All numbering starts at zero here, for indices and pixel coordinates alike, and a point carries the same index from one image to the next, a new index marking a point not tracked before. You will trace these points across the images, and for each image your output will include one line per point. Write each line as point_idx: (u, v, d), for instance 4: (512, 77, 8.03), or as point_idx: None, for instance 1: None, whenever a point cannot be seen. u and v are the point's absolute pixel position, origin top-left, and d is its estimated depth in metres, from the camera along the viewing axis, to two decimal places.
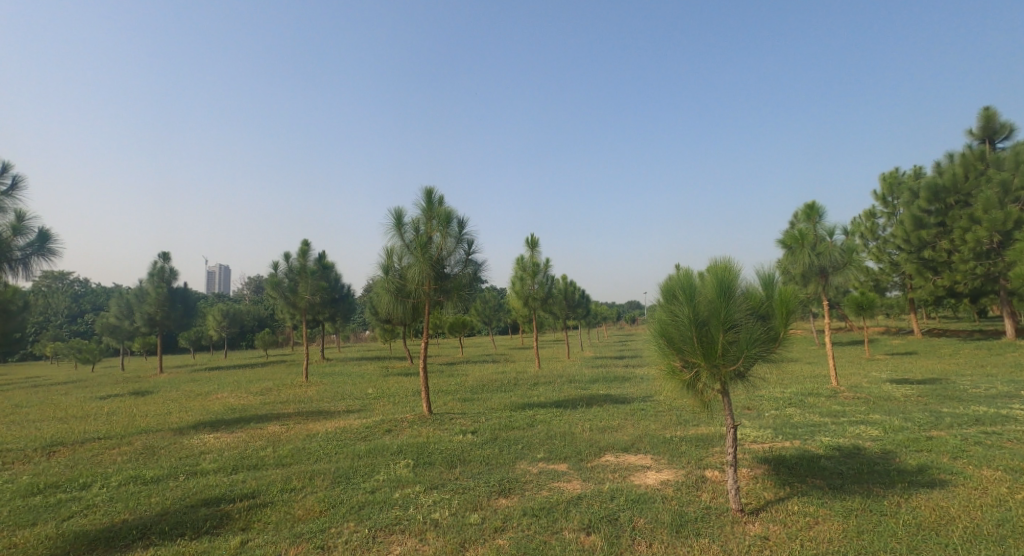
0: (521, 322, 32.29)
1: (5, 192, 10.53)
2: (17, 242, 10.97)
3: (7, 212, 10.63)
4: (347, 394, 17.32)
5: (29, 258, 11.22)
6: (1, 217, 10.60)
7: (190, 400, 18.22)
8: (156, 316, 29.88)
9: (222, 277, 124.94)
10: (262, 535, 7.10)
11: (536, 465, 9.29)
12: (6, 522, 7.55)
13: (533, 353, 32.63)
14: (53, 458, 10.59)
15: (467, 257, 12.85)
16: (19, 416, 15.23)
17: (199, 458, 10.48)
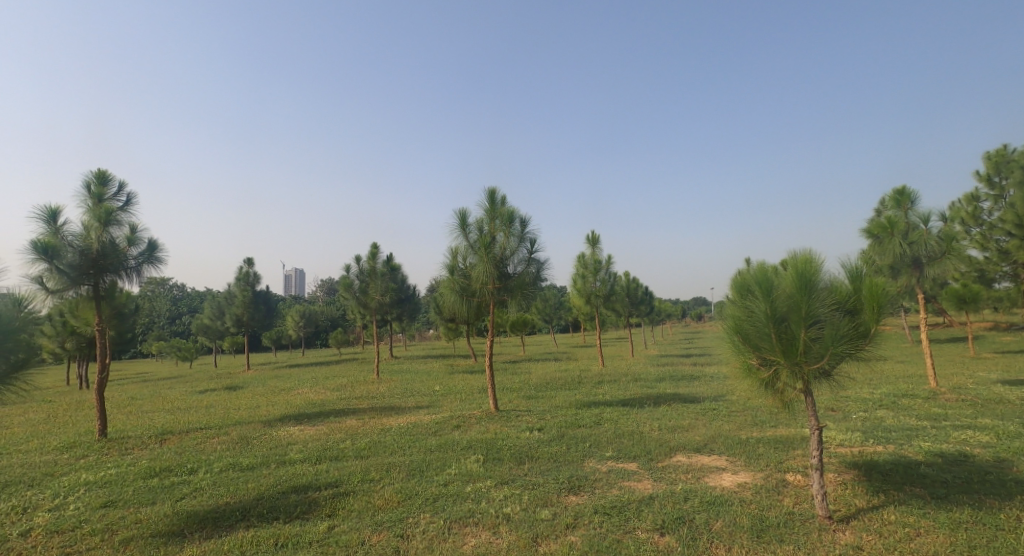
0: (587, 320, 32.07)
1: (121, 206, 11.78)
2: (131, 251, 12.12)
3: (121, 225, 11.83)
4: (416, 391, 17.83)
5: (142, 266, 12.33)
6: (117, 229, 11.84)
7: (275, 395, 19.39)
8: (243, 317, 31.88)
9: (298, 281, 132.02)
10: (346, 521, 7.47)
11: (605, 463, 9.25)
12: (129, 500, 8.33)
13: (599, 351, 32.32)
14: (163, 445, 11.60)
15: (530, 256, 12.90)
16: (134, 407, 16.79)
17: (288, 448, 11.17)
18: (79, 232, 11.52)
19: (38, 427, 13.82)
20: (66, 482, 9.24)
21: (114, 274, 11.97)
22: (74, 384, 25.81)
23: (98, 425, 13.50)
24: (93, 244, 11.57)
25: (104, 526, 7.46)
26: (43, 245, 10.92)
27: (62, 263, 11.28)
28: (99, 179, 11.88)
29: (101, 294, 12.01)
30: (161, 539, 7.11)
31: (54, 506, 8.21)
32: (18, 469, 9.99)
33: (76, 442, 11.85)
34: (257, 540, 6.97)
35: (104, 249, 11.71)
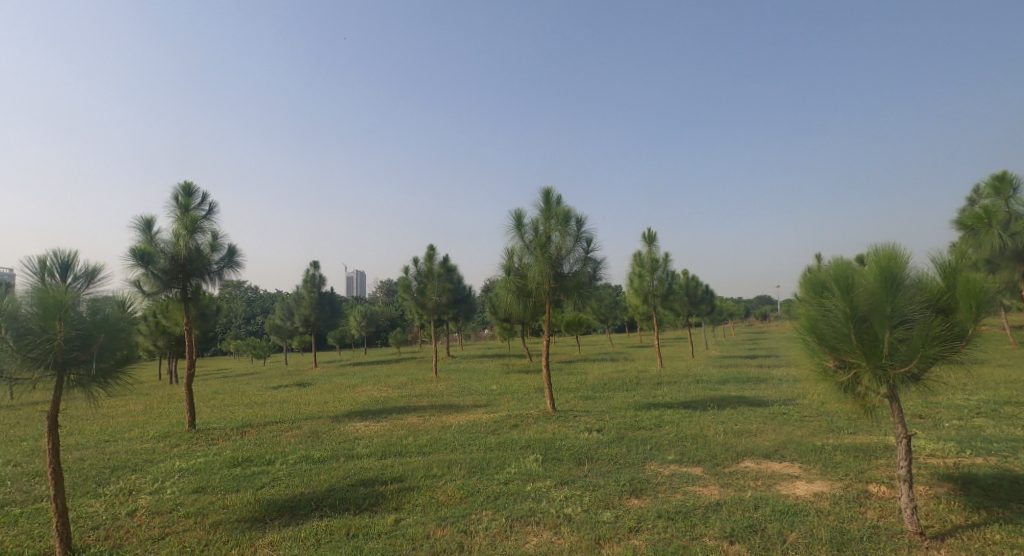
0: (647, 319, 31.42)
1: (206, 216, 12.58)
2: (213, 257, 12.93)
3: (205, 233, 12.62)
4: (473, 389, 17.99)
5: (222, 271, 13.14)
6: (201, 237, 12.64)
7: (340, 391, 20.06)
8: (310, 317, 33.26)
9: (359, 281, 136.42)
10: (412, 515, 7.60)
11: (668, 467, 8.99)
12: (216, 487, 8.83)
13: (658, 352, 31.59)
14: (243, 436, 12.21)
15: (586, 255, 12.73)
16: (215, 400, 17.86)
17: (355, 442, 11.53)
18: (169, 241, 12.35)
19: (134, 417, 14.90)
20: (161, 468, 9.89)
21: (199, 278, 12.80)
22: (164, 378, 27.70)
23: (186, 417, 14.42)
24: (183, 251, 12.41)
25: (195, 510, 7.94)
26: (139, 252, 11.89)
27: (155, 269, 12.20)
28: (185, 191, 12.79)
29: (188, 297, 12.86)
30: (245, 524, 7.49)
31: (153, 489, 8.82)
32: (120, 454, 10.79)
33: (169, 432, 12.70)
34: (330, 530, 7.21)
35: (191, 255, 12.54)
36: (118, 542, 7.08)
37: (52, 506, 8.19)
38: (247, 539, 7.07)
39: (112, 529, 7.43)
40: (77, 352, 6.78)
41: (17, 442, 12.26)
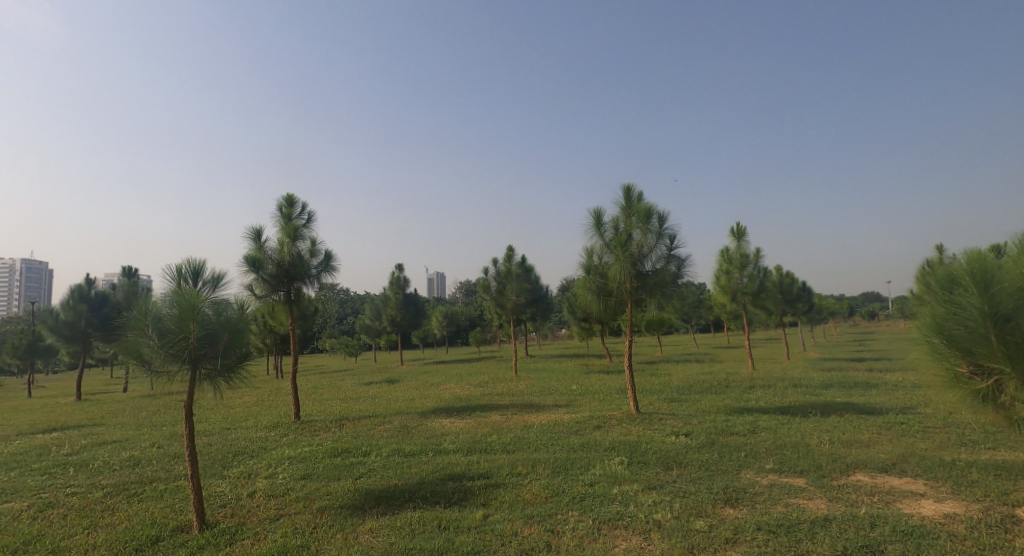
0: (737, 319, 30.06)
1: (306, 224, 13.50)
2: (312, 262, 13.80)
3: (305, 240, 13.58)
4: (554, 389, 17.93)
5: (321, 274, 13.98)
6: (301, 243, 13.60)
7: (425, 388, 20.69)
8: (396, 318, 34.62)
9: (441, 282, 140.28)
10: (500, 511, 7.68)
11: (765, 476, 8.47)
12: (321, 475, 9.38)
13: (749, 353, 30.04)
14: (340, 429, 12.87)
15: (670, 252, 12.24)
16: (314, 395, 19.01)
17: (441, 438, 11.83)
18: (275, 247, 13.39)
19: (248, 408, 16.11)
20: (273, 455, 10.63)
21: (300, 282, 13.73)
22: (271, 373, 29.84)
23: (291, 409, 15.43)
24: (287, 257, 13.42)
25: (304, 495, 8.47)
26: (251, 259, 13.07)
27: (264, 274, 13.33)
28: (287, 203, 13.81)
29: (291, 300, 13.80)
30: (346, 510, 7.89)
31: (267, 474, 9.49)
32: (239, 441, 11.73)
33: (278, 423, 13.63)
34: (423, 521, 7.43)
35: (293, 261, 13.51)
36: (242, 519, 7.69)
37: (187, 484, 9.01)
38: (349, 525, 7.43)
39: (236, 508, 8.06)
40: (206, 348, 7.47)
41: (156, 426, 13.64)
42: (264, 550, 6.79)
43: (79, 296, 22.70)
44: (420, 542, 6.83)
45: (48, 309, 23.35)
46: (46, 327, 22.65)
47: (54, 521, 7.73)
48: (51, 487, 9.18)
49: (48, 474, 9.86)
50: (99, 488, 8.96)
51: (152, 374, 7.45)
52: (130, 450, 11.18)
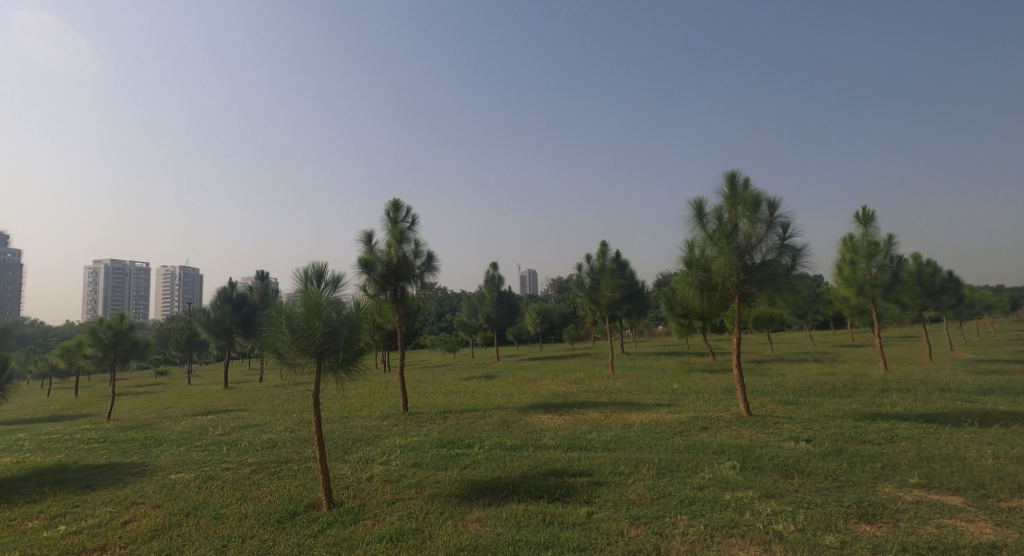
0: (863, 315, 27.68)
1: (410, 227, 14.35)
2: (417, 262, 14.61)
3: (410, 242, 14.43)
4: (654, 387, 17.60)
5: (424, 274, 14.77)
6: (407, 245, 14.46)
7: (523, 384, 21.09)
8: (492, 315, 35.52)
9: (534, 279, 141.52)
10: (604, 510, 7.76)
11: (909, 492, 7.84)
12: (430, 464, 9.94)
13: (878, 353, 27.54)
14: (445, 422, 13.50)
15: (782, 243, 11.58)
16: (421, 387, 20.06)
17: (542, 434, 12.05)
18: (384, 249, 14.33)
19: (362, 399, 17.34)
20: (386, 443, 11.39)
21: (406, 281, 14.57)
22: (381, 366, 31.77)
23: (400, 401, 16.35)
24: (393, 257, 14.31)
25: (415, 482, 9.04)
26: (363, 261, 14.09)
27: (373, 274, 14.28)
28: (393, 207, 14.69)
29: (399, 298, 14.67)
30: (455, 499, 8.33)
31: (382, 461, 10.22)
32: (357, 429, 12.69)
33: (389, 413, 14.56)
34: (528, 514, 7.68)
35: (400, 262, 14.39)
36: (363, 501, 8.36)
37: (316, 466, 9.92)
38: (458, 513, 7.84)
39: (358, 490, 8.77)
40: (328, 343, 8.19)
41: (288, 413, 15.05)
42: (384, 530, 7.34)
43: (224, 296, 25.72)
44: (527, 535, 7.06)
45: (201, 310, 26.68)
46: (200, 323, 25.84)
47: (215, 491, 8.85)
48: (210, 462, 10.49)
49: (206, 451, 11.27)
50: (247, 465, 10.12)
51: (284, 364, 8.25)
52: (269, 433, 12.46)
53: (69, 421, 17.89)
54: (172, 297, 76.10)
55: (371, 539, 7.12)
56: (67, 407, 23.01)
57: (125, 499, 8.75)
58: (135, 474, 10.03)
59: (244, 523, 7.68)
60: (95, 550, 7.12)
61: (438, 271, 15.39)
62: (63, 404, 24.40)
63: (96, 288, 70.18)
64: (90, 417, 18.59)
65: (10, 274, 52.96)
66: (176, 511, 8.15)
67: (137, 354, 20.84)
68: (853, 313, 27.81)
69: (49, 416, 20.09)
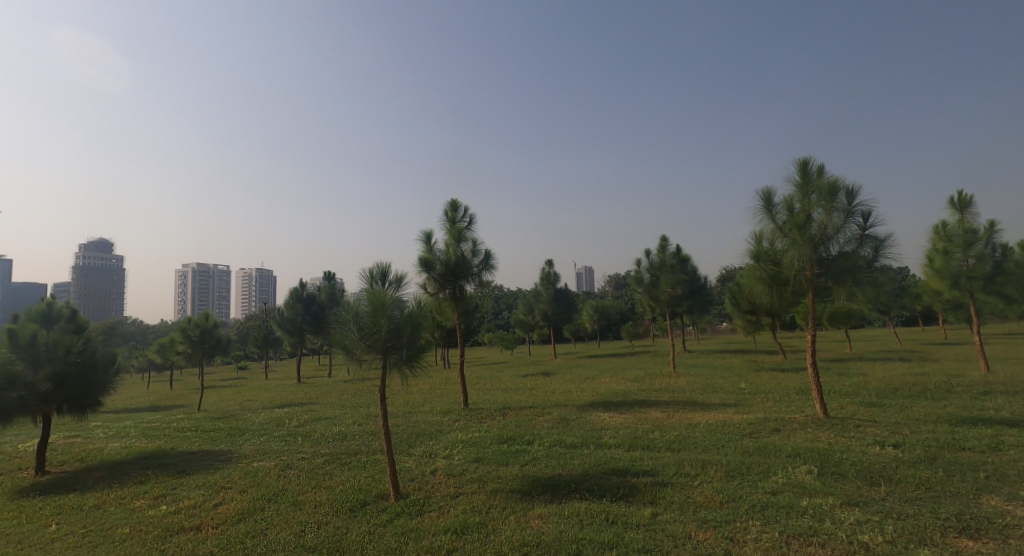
0: (956, 310, 25.65)
1: (468, 227, 14.53)
2: (474, 261, 14.79)
3: (467, 242, 14.60)
4: (719, 387, 17.03)
5: (480, 272, 14.94)
6: (464, 245, 14.64)
7: (582, 382, 20.93)
8: (548, 313, 35.42)
9: (590, 276, 140.26)
10: (669, 512, 7.58)
11: (1018, 506, 7.20)
12: (491, 459, 10.02)
13: (972, 352, 25.45)
14: (504, 418, 13.57)
15: (862, 233, 10.87)
16: (481, 384, 20.27)
17: (603, 432, 11.89)
18: (443, 249, 14.57)
19: (424, 395, 17.72)
20: (449, 438, 11.58)
21: (464, 280, 14.76)
22: (441, 363, 32.40)
23: (461, 397, 16.57)
24: (452, 257, 14.51)
25: (478, 477, 9.13)
26: (423, 260, 14.36)
27: (433, 273, 14.53)
28: (451, 207, 14.90)
29: (457, 297, 14.88)
30: (517, 494, 8.36)
31: (444, 455, 10.39)
32: (420, 424, 12.98)
33: (450, 409, 14.79)
34: (591, 513, 7.59)
35: (458, 260, 14.58)
36: (428, 493, 8.53)
37: (384, 458, 10.21)
38: (520, 509, 7.85)
39: (423, 483, 8.96)
40: (393, 340, 8.40)
41: (356, 407, 15.58)
42: (449, 523, 7.46)
43: (295, 296, 26.78)
44: (590, 533, 6.99)
45: (275, 310, 28.05)
46: (275, 322, 27.18)
47: (292, 479, 9.29)
48: (288, 451, 11.02)
49: (283, 441, 11.85)
50: (321, 456, 10.55)
51: (352, 361, 8.52)
52: (340, 426, 12.94)
53: (164, 411, 19.32)
54: (250, 297, 80.62)
55: (437, 531, 7.26)
56: (161, 398, 24.85)
57: (215, 483, 9.33)
58: (223, 461, 10.69)
59: (320, 509, 8.01)
60: (191, 529, 7.63)
61: (496, 269, 15.51)
62: (158, 396, 26.37)
63: (184, 289, 75.37)
64: (179, 408, 19.96)
65: (115, 279, 57.26)
66: (259, 496, 8.61)
67: (221, 351, 22.17)
68: (945, 308, 25.82)
69: (147, 405, 21.78)
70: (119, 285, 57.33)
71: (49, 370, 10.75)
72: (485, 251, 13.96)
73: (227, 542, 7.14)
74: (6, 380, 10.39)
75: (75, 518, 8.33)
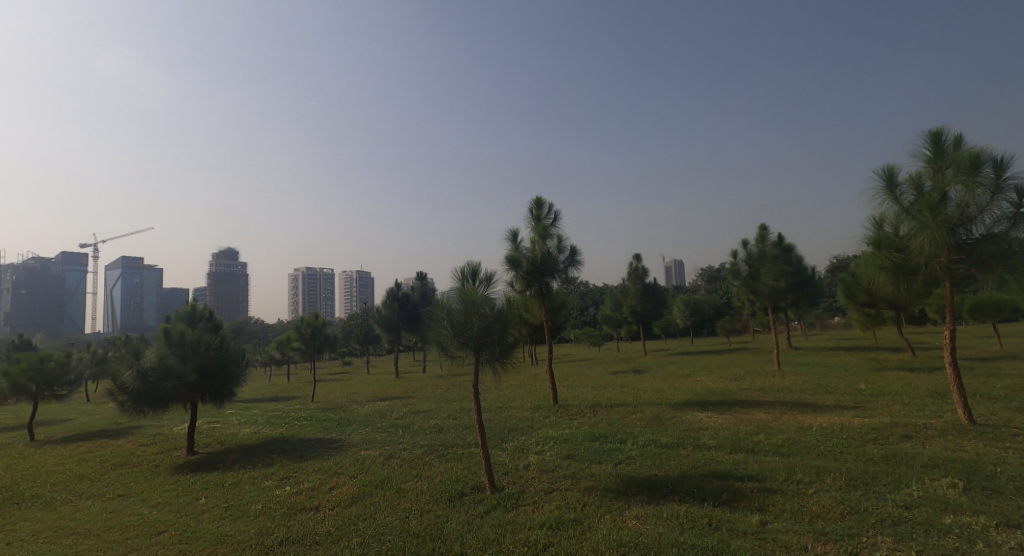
0: None
1: (552, 224, 14.32)
2: (560, 258, 14.57)
3: (553, 239, 14.40)
4: (832, 387, 15.61)
5: (566, 270, 14.69)
6: (550, 242, 14.44)
7: (676, 379, 20.07)
8: (637, 308, 34.37)
9: (681, 270, 135.31)
10: (780, 520, 6.95)
11: None
12: (584, 457, 9.73)
13: None
14: (595, 415, 13.22)
15: (1015, 211, 9.44)
16: (570, 381, 20.01)
17: (701, 433, 11.22)
18: (529, 246, 14.44)
19: (513, 390, 17.72)
20: (540, 434, 11.42)
21: (550, 278, 14.56)
22: (530, 360, 32.46)
23: (551, 394, 16.40)
24: (538, 254, 14.36)
25: (571, 474, 8.89)
26: (509, 258, 14.30)
27: (520, 271, 14.44)
28: (536, 205, 14.75)
29: (545, 295, 14.70)
30: (612, 493, 8.02)
31: (537, 451, 10.22)
32: (512, 419, 12.92)
33: (540, 405, 14.65)
34: (692, 517, 7.11)
35: (544, 258, 14.39)
36: (522, 487, 8.40)
37: (478, 451, 10.23)
38: (616, 508, 7.51)
39: (516, 477, 8.85)
40: (486, 337, 8.34)
41: (450, 401, 15.86)
42: (544, 518, 7.28)
43: (391, 295, 27.85)
44: (691, 538, 6.53)
45: (372, 310, 29.35)
46: (373, 321, 28.44)
47: (395, 468, 9.53)
48: (391, 441, 11.37)
49: (386, 432, 12.25)
50: (420, 447, 10.78)
51: (446, 357, 8.55)
52: (436, 419, 13.21)
53: (282, 402, 20.81)
54: (353, 297, 85.33)
55: (533, 525, 7.09)
56: (280, 390, 26.88)
57: (329, 468, 9.79)
58: (335, 448, 11.21)
59: (421, 498, 8.13)
60: (310, 509, 8.01)
61: (583, 264, 15.21)
62: (277, 387, 28.53)
63: (294, 291, 81.35)
64: (296, 400, 21.40)
65: (241, 283, 62.70)
66: (367, 482, 8.89)
67: (329, 347, 23.48)
68: None
69: (268, 396, 23.62)
70: (244, 286, 63.13)
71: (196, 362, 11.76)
72: (571, 248, 13.72)
73: (342, 523, 7.40)
74: (163, 370, 11.57)
75: (218, 494, 9.06)
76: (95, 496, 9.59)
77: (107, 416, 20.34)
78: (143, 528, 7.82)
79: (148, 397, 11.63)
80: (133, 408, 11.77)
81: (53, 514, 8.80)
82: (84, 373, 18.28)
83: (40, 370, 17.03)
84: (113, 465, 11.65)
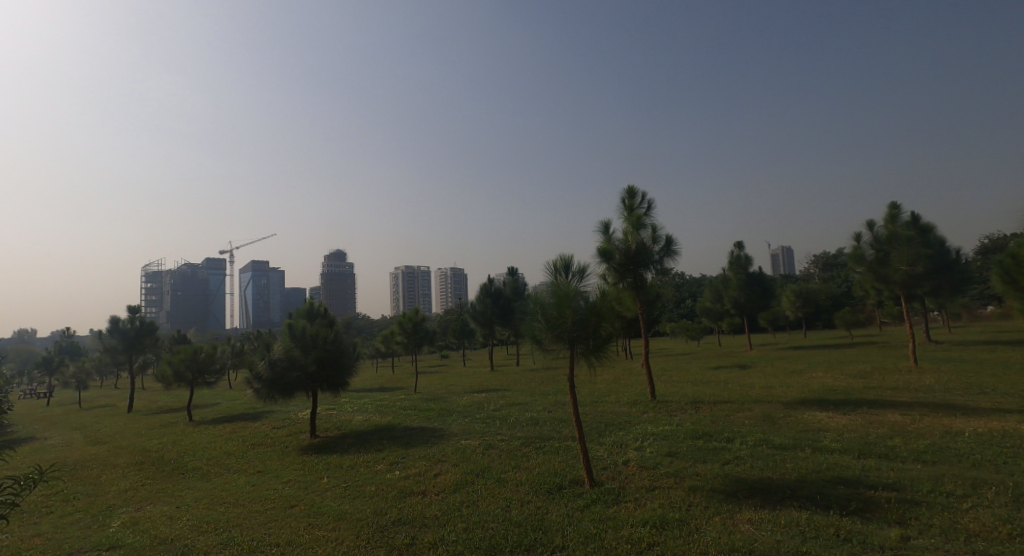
0: None
1: (646, 213, 13.60)
2: (655, 249, 13.80)
3: (647, 228, 13.68)
4: (986, 387, 13.58)
5: (663, 260, 13.90)
6: (644, 232, 13.73)
7: (788, 376, 18.46)
8: (740, 300, 32.27)
9: (788, 259, 126.24)
10: (927, 536, 5.96)
11: None
12: (687, 455, 9.04)
13: None
14: (697, 412, 12.36)
15: None
16: (671, 376, 19.08)
17: (821, 434, 10.10)
18: (621, 237, 13.80)
19: (610, 385, 17.13)
20: (638, 430, 10.82)
21: (645, 269, 13.83)
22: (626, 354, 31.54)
23: (648, 389, 15.63)
24: (632, 244, 13.67)
25: (673, 472, 8.26)
26: (602, 250, 13.76)
27: (613, 263, 13.83)
28: (628, 194, 14.07)
29: (639, 287, 14.00)
30: (719, 495, 7.33)
31: (635, 447, 9.65)
32: (608, 414, 12.38)
33: (637, 400, 13.99)
34: (814, 525, 6.30)
35: (638, 249, 13.67)
36: (621, 484, 7.91)
37: (575, 445, 9.85)
38: (725, 511, 6.84)
39: (615, 473, 8.36)
40: (580, 331, 7.94)
41: (546, 395, 15.58)
42: (646, 516, 6.77)
43: (484, 290, 28.12)
44: (816, 549, 5.77)
45: (467, 306, 29.81)
46: (468, 315, 28.86)
47: (494, 458, 9.39)
48: (489, 432, 11.26)
49: (484, 423, 12.19)
50: (517, 438, 10.59)
51: (540, 351, 8.25)
52: (531, 412, 12.98)
53: (386, 393, 21.64)
54: (449, 293, 87.52)
55: (636, 523, 6.62)
56: (386, 381, 28.08)
57: (434, 456, 9.85)
58: (437, 437, 11.29)
59: (520, 489, 7.88)
60: (417, 493, 8.03)
61: (680, 254, 14.34)
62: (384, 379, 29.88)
63: (396, 288, 85.23)
64: (400, 391, 22.19)
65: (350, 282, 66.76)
66: (468, 471, 8.82)
67: (428, 341, 24.07)
68: None
69: (376, 387, 24.71)
70: (351, 284, 66.85)
71: (316, 353, 12.39)
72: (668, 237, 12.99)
73: (447, 509, 7.32)
74: (288, 360, 12.33)
75: (339, 474, 9.39)
76: (241, 470, 10.31)
77: (245, 401, 22.19)
78: (278, 501, 8.23)
79: (277, 385, 12.38)
80: (266, 394, 12.58)
81: (210, 484, 9.55)
82: (227, 362, 19.96)
83: (193, 360, 18.78)
84: (251, 445, 12.54)
